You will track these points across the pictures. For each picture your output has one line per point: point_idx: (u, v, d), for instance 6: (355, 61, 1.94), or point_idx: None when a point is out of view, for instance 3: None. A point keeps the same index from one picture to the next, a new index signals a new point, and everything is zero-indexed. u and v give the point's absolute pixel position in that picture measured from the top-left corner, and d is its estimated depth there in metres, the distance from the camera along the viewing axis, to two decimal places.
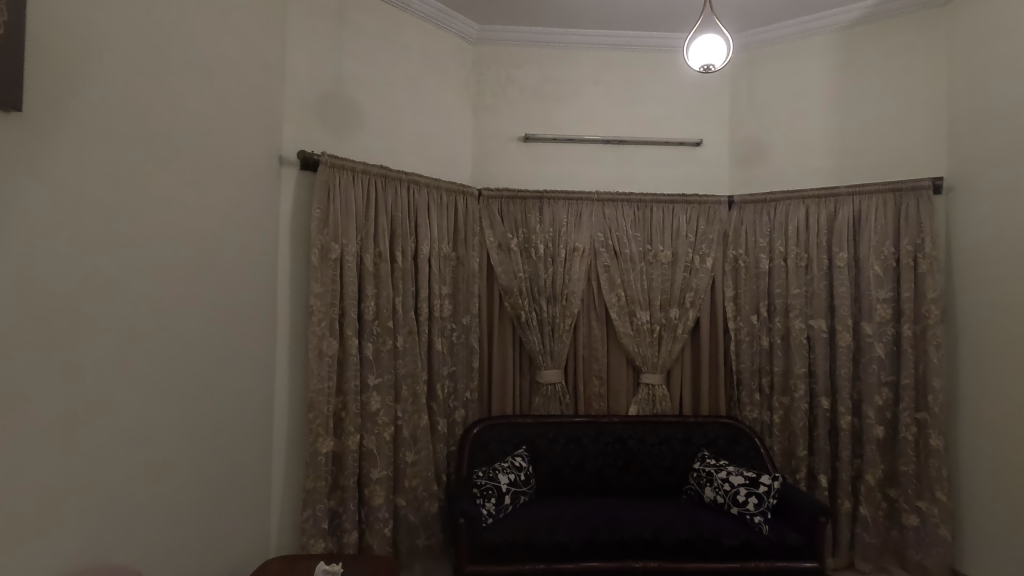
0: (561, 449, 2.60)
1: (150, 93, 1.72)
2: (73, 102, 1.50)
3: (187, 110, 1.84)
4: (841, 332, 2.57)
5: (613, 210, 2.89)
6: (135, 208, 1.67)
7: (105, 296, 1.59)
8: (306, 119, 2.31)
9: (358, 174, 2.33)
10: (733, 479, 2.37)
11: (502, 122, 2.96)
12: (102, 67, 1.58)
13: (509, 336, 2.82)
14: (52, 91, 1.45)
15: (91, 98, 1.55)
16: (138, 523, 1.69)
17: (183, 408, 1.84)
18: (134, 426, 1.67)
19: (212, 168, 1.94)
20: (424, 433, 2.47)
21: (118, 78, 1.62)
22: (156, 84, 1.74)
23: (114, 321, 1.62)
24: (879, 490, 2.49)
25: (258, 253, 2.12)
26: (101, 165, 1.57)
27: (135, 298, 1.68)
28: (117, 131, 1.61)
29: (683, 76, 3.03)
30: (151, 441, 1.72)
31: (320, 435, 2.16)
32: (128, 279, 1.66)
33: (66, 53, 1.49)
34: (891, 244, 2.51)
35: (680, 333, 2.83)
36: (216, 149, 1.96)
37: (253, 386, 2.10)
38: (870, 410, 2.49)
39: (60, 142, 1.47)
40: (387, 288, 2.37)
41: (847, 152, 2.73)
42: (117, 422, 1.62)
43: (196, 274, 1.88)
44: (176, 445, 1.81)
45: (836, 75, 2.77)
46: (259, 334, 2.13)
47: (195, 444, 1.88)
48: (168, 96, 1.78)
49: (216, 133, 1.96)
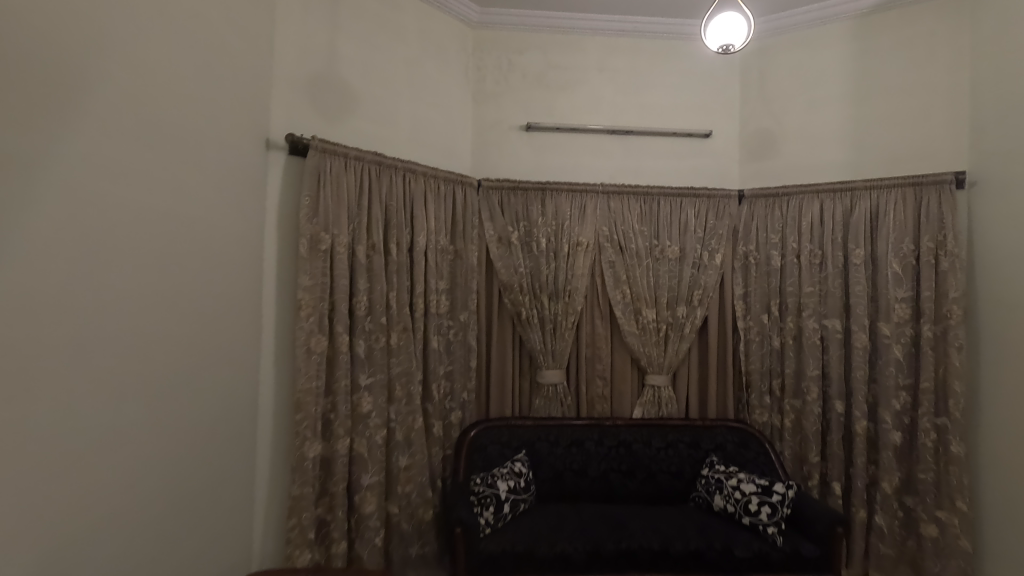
0: (563, 453, 2.48)
1: (127, 65, 1.57)
2: (44, 67, 1.35)
3: (164, 83, 1.69)
4: (856, 333, 2.45)
5: (618, 203, 2.76)
6: (107, 188, 1.52)
7: (73, 283, 1.44)
8: (296, 100, 2.16)
9: (351, 161, 2.19)
10: (745, 486, 2.25)
11: (504, 109, 2.82)
12: (76, 34, 1.43)
13: (510, 334, 2.69)
14: (23, 57, 1.29)
15: (64, 64, 1.39)
16: (109, 533, 1.54)
17: (158, 408, 1.69)
18: (104, 427, 1.53)
19: (192, 150, 1.80)
20: (419, 435, 2.33)
21: (92, 44, 1.47)
22: (133, 54, 1.59)
23: (82, 311, 1.46)
24: (896, 498, 2.38)
25: (241, 242, 1.98)
26: (74, 139, 1.42)
27: (106, 287, 1.53)
28: (90, 103, 1.47)
29: (693, 64, 2.90)
30: (122, 444, 1.58)
31: (308, 438, 2.01)
32: (100, 266, 1.50)
33: (39, 18, 1.34)
34: (910, 241, 2.39)
35: (688, 332, 2.71)
36: (196, 127, 1.81)
37: (236, 385, 1.96)
38: (887, 415, 2.38)
39: (24, 112, 1.30)
40: (381, 282, 2.22)
41: (865, 144, 2.61)
42: (83, 422, 1.47)
43: (173, 263, 1.74)
44: (150, 448, 1.66)
45: (853, 64, 2.64)
46: (243, 329, 1.99)
47: (172, 446, 1.74)
48: (147, 68, 1.63)
49: (197, 110, 1.81)
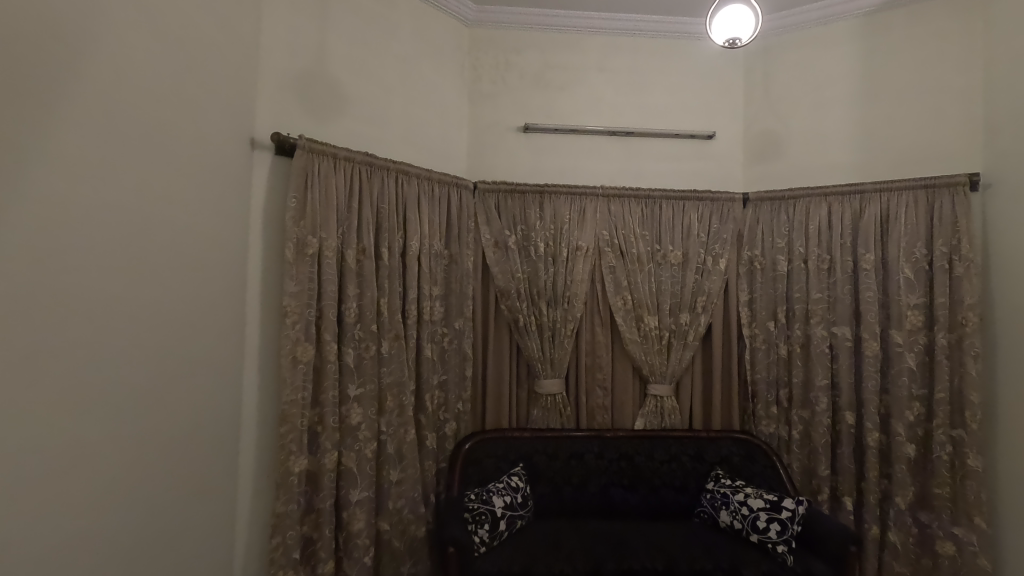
0: (562, 467, 2.38)
1: (105, 58, 1.49)
2: (14, 58, 1.25)
3: (145, 78, 1.61)
4: (867, 341, 2.35)
5: (618, 206, 2.67)
6: (79, 188, 1.42)
7: (41, 290, 1.34)
8: (283, 97, 2.07)
9: (340, 162, 2.10)
10: (752, 502, 2.15)
11: (501, 110, 2.74)
12: (51, 24, 1.34)
13: (507, 342, 2.60)
14: None
15: (35, 56, 1.30)
16: (81, 553, 1.45)
17: (135, 418, 1.60)
18: (75, 443, 1.43)
19: (173, 148, 1.71)
20: (411, 448, 2.23)
21: (66, 35, 1.38)
22: (112, 47, 1.50)
23: (53, 319, 1.36)
24: (910, 514, 2.27)
25: (224, 245, 1.89)
26: (47, 135, 1.33)
27: (77, 293, 1.43)
28: (64, 97, 1.37)
29: (696, 64, 2.82)
30: (94, 461, 1.48)
31: (293, 452, 1.91)
32: (69, 271, 1.41)
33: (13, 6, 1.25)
34: (923, 245, 2.30)
35: (692, 340, 2.61)
36: (176, 124, 1.72)
37: (217, 396, 1.86)
38: (900, 426, 2.28)
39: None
40: (371, 288, 2.13)
41: (874, 146, 2.52)
42: (52, 439, 1.37)
43: (153, 267, 1.65)
44: (124, 464, 1.56)
45: (861, 63, 2.56)
46: (225, 337, 1.89)
47: (150, 458, 1.64)
48: (127, 62, 1.55)
49: (178, 107, 1.72)
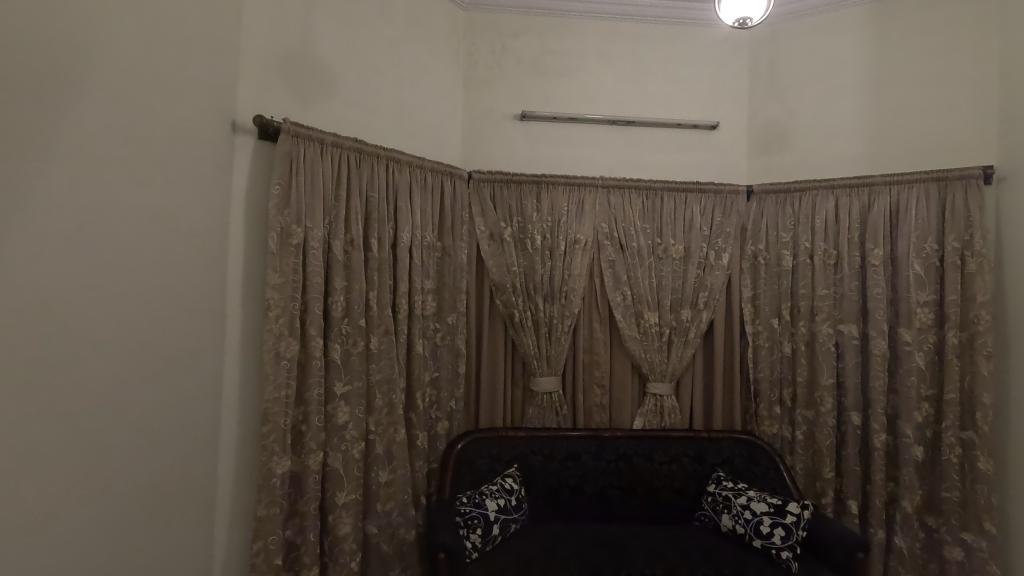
0: (558, 468, 2.29)
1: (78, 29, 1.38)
2: None
3: (122, 52, 1.50)
4: (875, 340, 2.27)
5: (618, 198, 2.58)
6: (52, 171, 1.32)
7: (8, 279, 1.23)
8: (267, 78, 1.96)
9: (327, 147, 1.99)
10: (755, 506, 2.06)
11: (497, 97, 2.64)
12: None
13: (501, 338, 2.51)
14: None
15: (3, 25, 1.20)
16: (59, 551, 1.37)
17: (114, 409, 1.51)
18: (44, 442, 1.33)
19: (153, 129, 1.61)
20: (401, 448, 2.14)
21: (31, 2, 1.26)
22: (86, 19, 1.40)
23: (17, 310, 1.25)
24: (917, 518, 2.20)
25: (203, 234, 1.78)
26: (18, 114, 1.23)
27: (43, 283, 1.32)
28: (34, 72, 1.27)
29: (699, 51, 2.72)
30: (64, 460, 1.38)
31: (276, 453, 1.81)
32: (41, 260, 1.31)
33: None
34: (934, 240, 2.22)
35: (693, 337, 2.53)
36: (152, 103, 1.60)
37: (194, 394, 1.76)
38: (908, 428, 2.20)
39: None
40: (360, 281, 2.03)
41: (883, 137, 2.43)
42: (19, 438, 1.27)
43: (132, 252, 1.55)
44: (98, 462, 1.47)
45: (870, 51, 2.47)
46: (203, 331, 1.79)
47: (130, 451, 1.56)
48: (102, 34, 1.45)
49: (153, 85, 1.61)
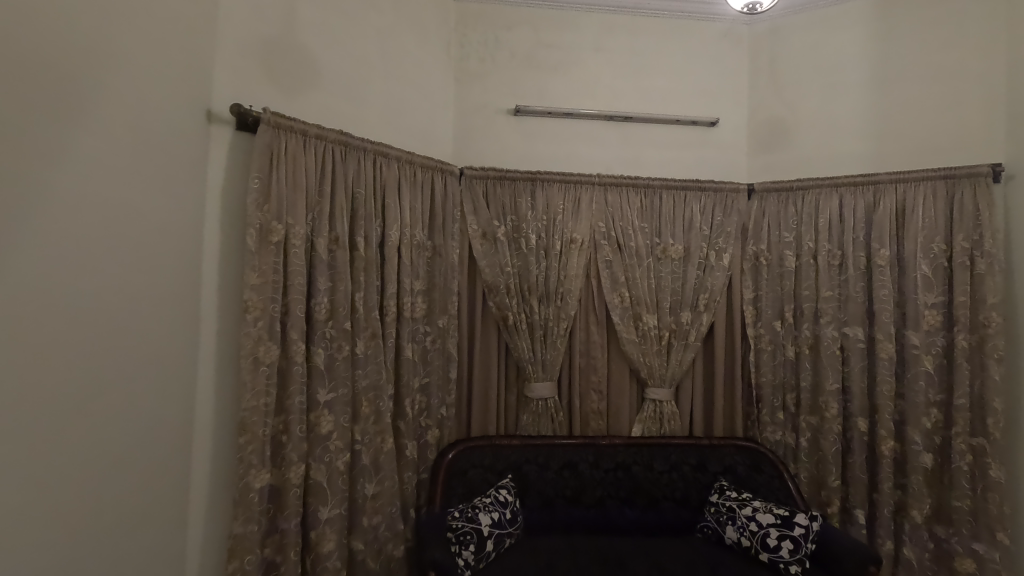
0: (554, 478, 2.18)
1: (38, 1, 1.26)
2: None
3: (89, 29, 1.39)
4: (882, 342, 2.19)
5: (616, 196, 2.48)
6: (12, 157, 1.20)
7: None
8: (247, 65, 1.83)
9: (311, 140, 1.88)
10: (761, 517, 1.97)
11: (490, 91, 2.54)
12: None
13: (494, 341, 2.40)
14: None
15: None
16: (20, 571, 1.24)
17: (80, 415, 1.39)
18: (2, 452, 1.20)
19: (123, 114, 1.49)
20: (388, 459, 2.02)
21: None
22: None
23: None
24: (926, 528, 2.12)
25: (176, 233, 1.65)
26: None
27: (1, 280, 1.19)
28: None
29: (698, 46, 2.65)
30: (24, 471, 1.25)
31: (253, 466, 1.68)
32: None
33: None
34: (941, 240, 2.15)
35: (693, 340, 2.44)
36: (119, 86, 1.48)
37: (163, 404, 1.62)
38: (917, 435, 2.12)
39: None
40: (345, 282, 1.91)
41: (888, 134, 2.37)
42: None
43: (100, 246, 1.44)
44: (62, 472, 1.35)
45: (873, 46, 2.41)
46: (174, 336, 1.66)
47: (97, 461, 1.44)
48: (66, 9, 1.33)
49: (121, 68, 1.48)
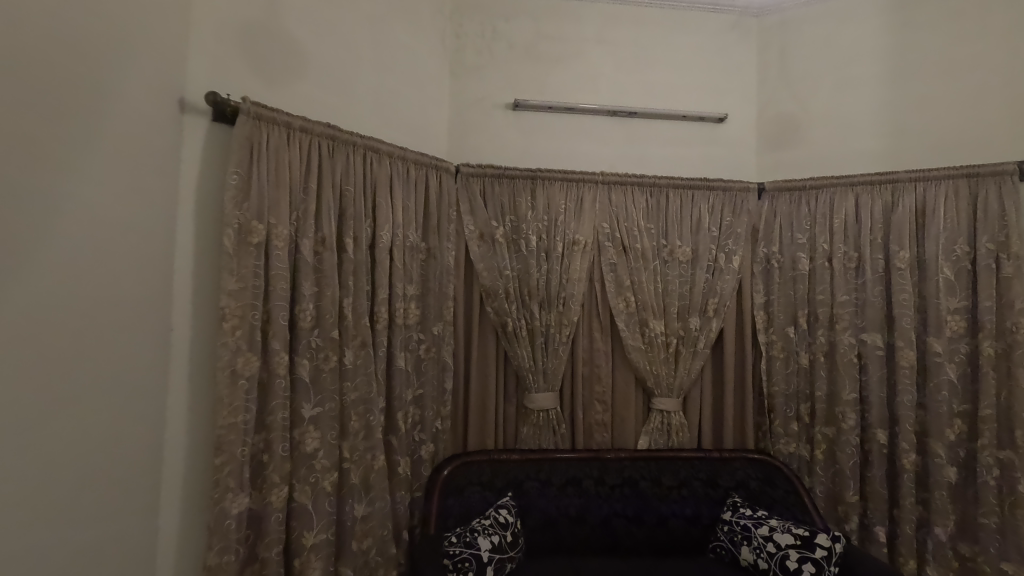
0: (558, 495, 2.04)
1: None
2: None
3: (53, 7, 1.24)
4: (902, 349, 2.07)
5: (620, 195, 2.35)
6: None
7: None
8: (226, 50, 1.68)
9: (295, 133, 1.74)
10: (779, 538, 1.83)
11: (488, 85, 2.41)
12: None
13: (492, 349, 2.26)
14: None
15: None
16: None
17: (43, 436, 1.25)
18: None
19: (90, 102, 1.34)
20: (380, 477, 1.87)
21: None
22: None
23: None
24: (950, 546, 2.01)
25: (144, 233, 1.50)
26: None
27: None
28: None
29: (704, 39, 2.53)
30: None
31: (230, 489, 1.53)
32: None
33: None
34: (965, 242, 2.03)
35: (703, 347, 2.31)
36: (86, 70, 1.33)
37: (131, 422, 1.47)
38: (940, 447, 2.01)
39: None
40: (332, 287, 1.77)
41: (905, 131, 2.25)
42: None
43: (66, 248, 1.29)
44: (22, 502, 1.20)
45: (888, 38, 2.30)
46: (142, 348, 1.50)
47: (59, 487, 1.29)
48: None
49: (87, 51, 1.34)
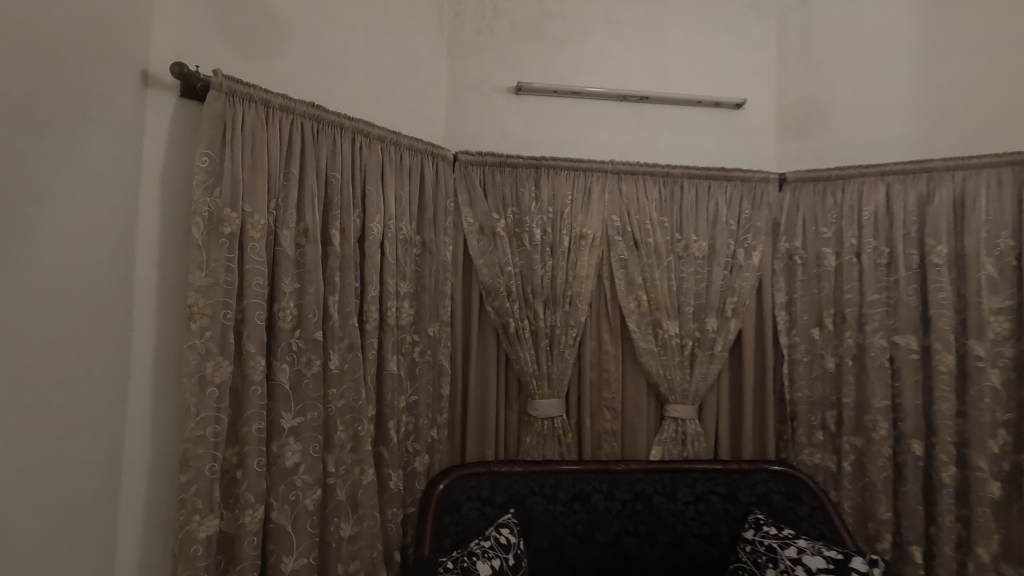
0: (564, 512, 1.87)
1: None
2: None
3: None
4: (940, 353, 1.89)
5: (631, 185, 2.18)
6: None
7: None
8: (198, 20, 1.50)
9: (275, 112, 1.56)
10: (809, 561, 1.62)
11: (488, 68, 2.24)
12: None
13: (492, 353, 2.09)
14: None
15: None
16: None
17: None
18: None
19: (47, 72, 1.18)
20: (369, 493, 1.70)
21: None
22: None
23: None
24: (994, 568, 1.83)
25: (103, 222, 1.33)
26: None
27: None
28: None
29: (720, 20, 2.37)
30: None
31: (198, 512, 1.35)
32: None
33: None
34: (1009, 235, 1.85)
35: (720, 351, 2.14)
36: (43, 35, 1.16)
37: (87, 436, 1.30)
38: (983, 460, 1.83)
39: None
40: (316, 282, 1.59)
41: (943, 115, 2.05)
42: None
43: (25, 236, 1.13)
44: None
45: (920, 13, 2.11)
46: (99, 352, 1.33)
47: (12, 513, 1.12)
48: None
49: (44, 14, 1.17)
